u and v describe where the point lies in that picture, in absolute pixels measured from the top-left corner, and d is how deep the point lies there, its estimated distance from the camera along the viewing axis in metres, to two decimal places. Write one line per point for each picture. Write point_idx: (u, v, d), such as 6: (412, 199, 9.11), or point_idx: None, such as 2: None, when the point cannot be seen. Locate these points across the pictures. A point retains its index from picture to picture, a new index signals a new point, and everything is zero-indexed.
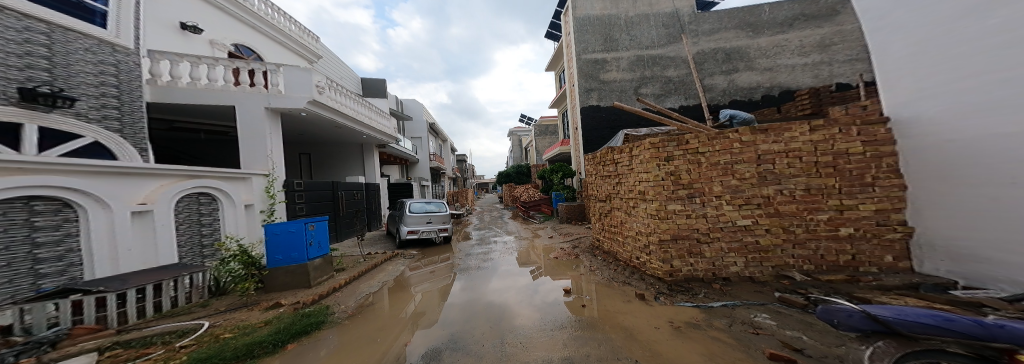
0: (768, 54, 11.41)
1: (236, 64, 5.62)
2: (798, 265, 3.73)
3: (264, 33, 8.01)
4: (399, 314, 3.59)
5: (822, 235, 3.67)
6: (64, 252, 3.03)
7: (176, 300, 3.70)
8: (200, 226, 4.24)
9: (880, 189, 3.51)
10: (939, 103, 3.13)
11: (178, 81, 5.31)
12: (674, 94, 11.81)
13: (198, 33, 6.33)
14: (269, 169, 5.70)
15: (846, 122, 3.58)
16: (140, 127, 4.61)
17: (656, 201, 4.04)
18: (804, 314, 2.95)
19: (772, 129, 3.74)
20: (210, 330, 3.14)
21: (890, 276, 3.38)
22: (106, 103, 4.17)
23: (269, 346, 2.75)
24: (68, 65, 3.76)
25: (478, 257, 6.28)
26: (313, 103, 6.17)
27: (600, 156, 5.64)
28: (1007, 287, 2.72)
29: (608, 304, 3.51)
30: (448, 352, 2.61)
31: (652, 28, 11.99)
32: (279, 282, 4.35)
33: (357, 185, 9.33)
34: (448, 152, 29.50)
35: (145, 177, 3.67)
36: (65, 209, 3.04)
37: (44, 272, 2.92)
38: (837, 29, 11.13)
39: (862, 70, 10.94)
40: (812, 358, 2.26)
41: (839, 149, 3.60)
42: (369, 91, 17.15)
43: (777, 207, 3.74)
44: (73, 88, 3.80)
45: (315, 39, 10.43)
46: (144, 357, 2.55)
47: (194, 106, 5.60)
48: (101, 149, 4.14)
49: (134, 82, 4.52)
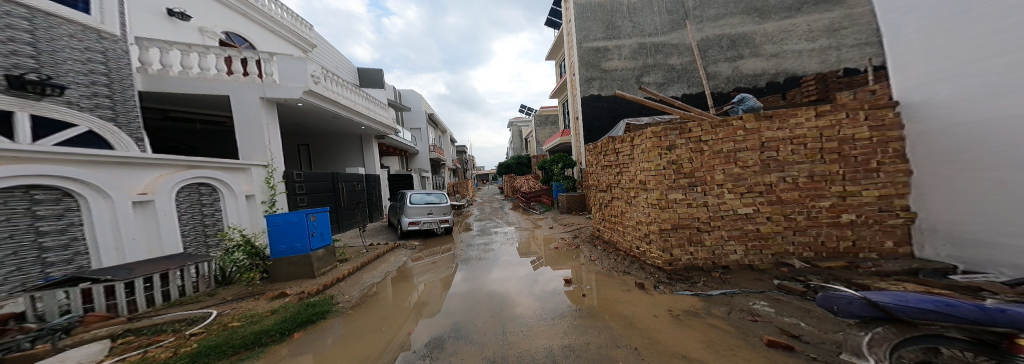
0: (775, 40, 11.09)
1: (228, 53, 5.57)
2: (798, 252, 3.70)
3: (255, 20, 7.95)
4: (402, 303, 3.63)
5: (823, 222, 3.63)
6: (68, 240, 3.10)
7: (183, 289, 3.78)
8: (202, 216, 4.28)
9: (885, 175, 3.44)
10: (953, 86, 2.99)
11: (170, 70, 5.30)
12: (677, 83, 11.61)
13: (186, 20, 6.29)
14: (267, 160, 5.72)
15: (853, 106, 3.47)
16: (133, 116, 4.66)
17: (657, 191, 4.01)
18: (803, 301, 2.95)
19: (776, 116, 3.66)
20: (218, 319, 3.20)
21: (889, 262, 3.36)
22: (97, 92, 4.20)
23: (277, 335, 2.82)
24: (54, 52, 3.76)
25: (480, 247, 6.31)
26: (309, 92, 6.19)
27: (601, 145, 5.59)
28: (1007, 271, 2.74)
29: (608, 293, 3.52)
30: (451, 341, 2.64)
31: (655, 15, 11.72)
32: (283, 272, 4.41)
33: (357, 177, 9.38)
34: (448, 144, 29.48)
35: (144, 168, 3.69)
36: (66, 199, 3.08)
37: (50, 261, 3.00)
38: (848, 13, 10.73)
39: (872, 54, 10.59)
40: (809, 344, 2.26)
41: (845, 135, 3.52)
42: (368, 82, 17.04)
43: (779, 195, 3.70)
44: (62, 76, 3.82)
45: (309, 28, 10.31)
46: (155, 344, 2.63)
47: (190, 96, 5.60)
48: (96, 139, 4.19)
49: (124, 70, 4.54)
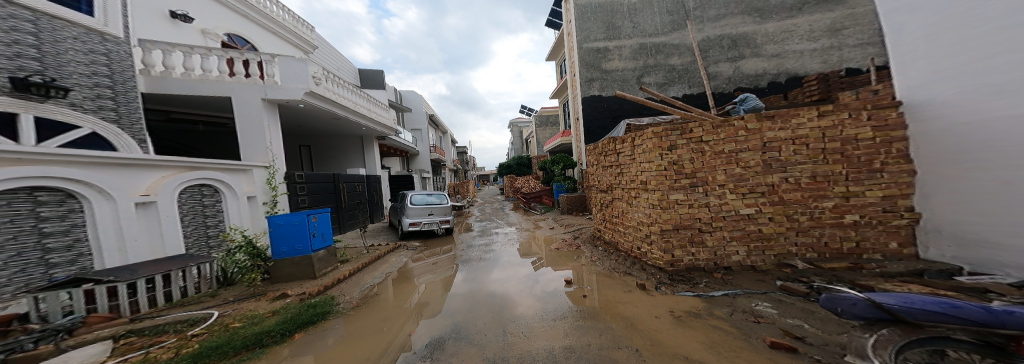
0: (776, 40, 11.05)
1: (230, 55, 5.61)
2: (801, 253, 3.68)
3: (257, 22, 7.99)
4: (402, 304, 3.63)
5: (826, 222, 3.60)
6: (72, 241, 3.12)
7: (185, 290, 3.79)
8: (204, 217, 4.30)
9: (889, 175, 3.41)
10: (958, 85, 2.96)
11: (172, 71, 5.33)
12: (677, 83, 11.59)
13: (188, 22, 6.34)
14: (269, 161, 5.74)
15: (856, 106, 3.45)
16: (136, 118, 4.69)
17: (658, 191, 3.99)
18: (806, 302, 2.92)
19: (779, 116, 3.64)
20: (219, 320, 3.20)
21: (893, 263, 3.34)
22: (100, 94, 4.23)
23: (277, 336, 2.81)
24: (58, 54, 3.79)
25: (480, 248, 6.31)
26: (310, 94, 6.21)
27: (601, 146, 5.56)
28: (1012, 272, 2.72)
29: (609, 294, 3.50)
30: (451, 342, 2.63)
31: (655, 15, 11.71)
32: (285, 273, 4.42)
33: (358, 178, 9.40)
34: (449, 144, 29.49)
35: (147, 169, 3.71)
36: (69, 200, 3.10)
37: (54, 261, 3.02)
38: (849, 13, 10.68)
39: (874, 54, 10.52)
40: (813, 346, 2.24)
41: (848, 135, 3.49)
42: (369, 83, 17.10)
43: (781, 195, 3.68)
44: (66, 78, 3.85)
45: (310, 30, 10.37)
46: (156, 345, 2.64)
47: (193, 97, 5.64)
48: (99, 140, 4.22)
49: (127, 72, 4.58)
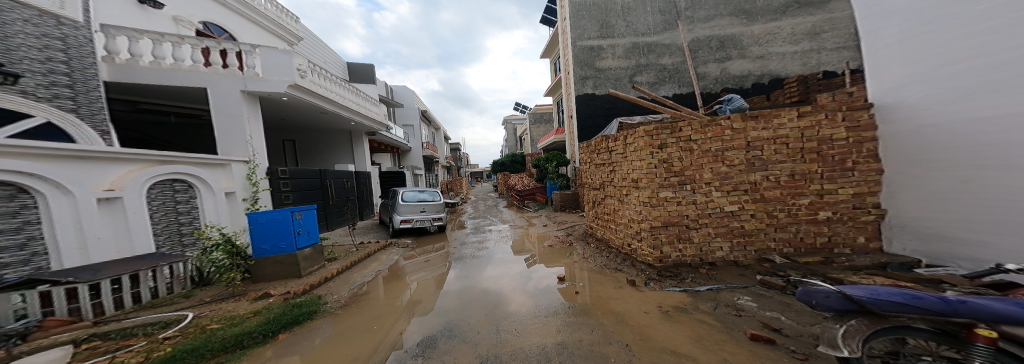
0: (760, 42, 11.45)
1: (205, 44, 5.25)
2: (779, 248, 3.87)
3: (236, 11, 7.51)
4: (395, 302, 3.57)
5: (803, 219, 3.80)
6: (25, 240, 2.86)
7: (155, 291, 3.57)
8: (176, 214, 4.05)
9: (859, 174, 3.62)
10: (926, 88, 3.15)
11: (139, 59, 4.93)
12: (668, 83, 11.83)
13: (159, 8, 5.87)
14: (248, 156, 5.45)
15: (832, 108, 3.62)
16: (98, 107, 4.33)
17: (648, 189, 4.06)
18: (784, 295, 3.09)
19: (763, 116, 3.79)
20: (194, 321, 3.04)
21: (861, 257, 3.56)
22: (56, 81, 3.86)
23: (260, 337, 2.71)
24: (5, 36, 3.43)
25: (474, 245, 6.27)
26: (294, 86, 5.91)
27: (594, 144, 5.61)
28: (964, 264, 2.96)
29: (600, 290, 3.57)
30: (444, 340, 2.60)
31: (648, 14, 11.85)
32: (266, 272, 4.23)
33: (347, 174, 9.10)
34: (441, 139, 29.11)
35: (112, 162, 3.45)
36: (22, 195, 2.84)
37: (4, 262, 2.77)
38: (829, 17, 11.14)
39: (849, 58, 11.09)
40: (789, 337, 2.38)
41: (824, 136, 3.67)
42: (358, 76, 16.54)
43: (763, 193, 3.84)
44: (15, 63, 3.48)
45: (296, 20, 9.89)
46: (125, 349, 2.48)
47: (162, 87, 5.24)
48: (56, 131, 3.86)
49: (87, 58, 4.21)
